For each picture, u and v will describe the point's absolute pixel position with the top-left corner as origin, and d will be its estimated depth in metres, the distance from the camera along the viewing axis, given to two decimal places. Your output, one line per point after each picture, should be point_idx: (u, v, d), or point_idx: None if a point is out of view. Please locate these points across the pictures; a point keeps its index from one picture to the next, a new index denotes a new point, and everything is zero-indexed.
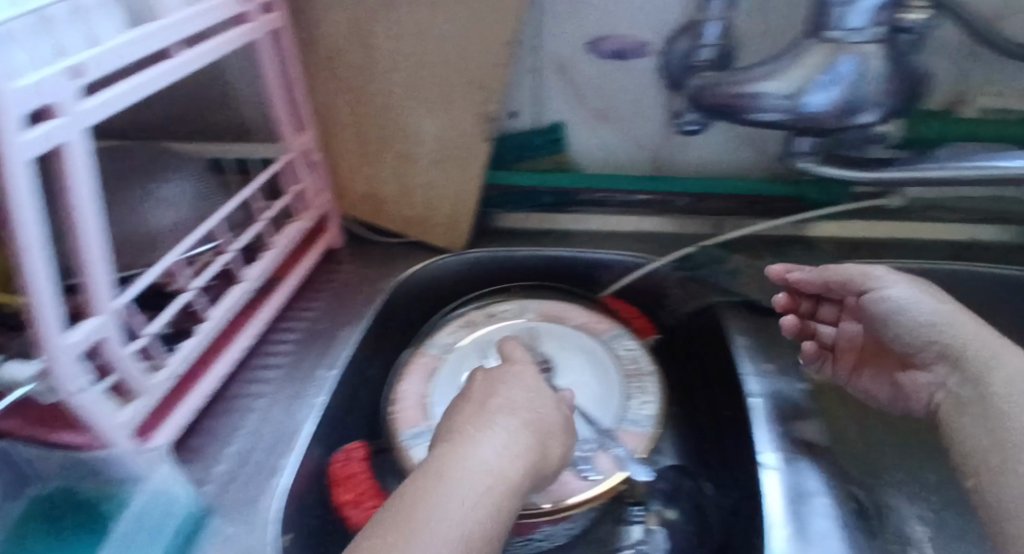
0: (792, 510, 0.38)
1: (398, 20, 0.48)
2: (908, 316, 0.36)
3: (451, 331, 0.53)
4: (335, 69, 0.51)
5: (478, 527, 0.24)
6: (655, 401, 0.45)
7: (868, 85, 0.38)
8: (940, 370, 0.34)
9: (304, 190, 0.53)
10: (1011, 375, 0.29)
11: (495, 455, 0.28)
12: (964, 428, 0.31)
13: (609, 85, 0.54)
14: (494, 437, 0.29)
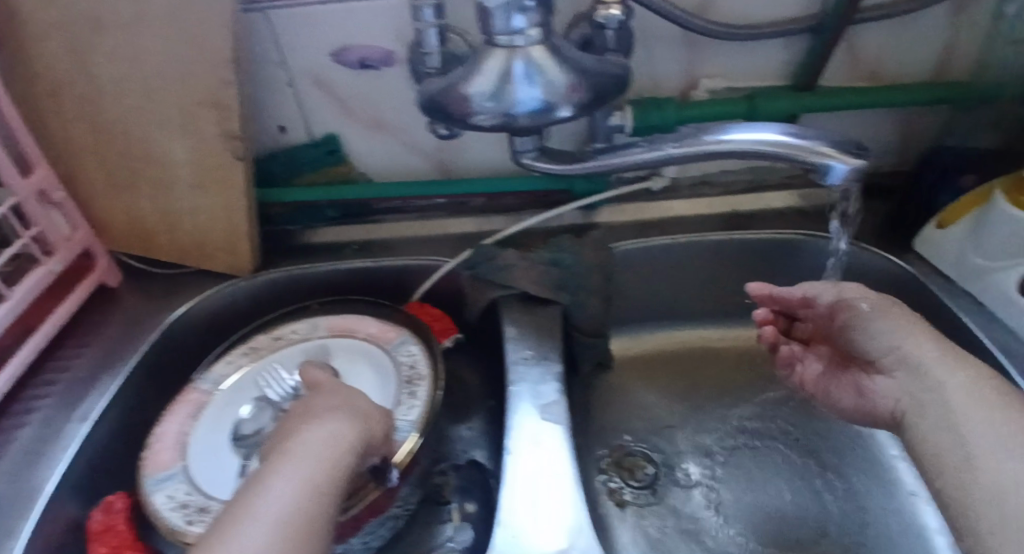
0: (532, 500, 0.39)
1: (111, 47, 0.47)
2: (877, 336, 0.41)
3: (229, 362, 0.53)
4: (61, 101, 0.49)
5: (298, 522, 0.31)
6: (422, 406, 0.46)
7: (557, 81, 0.39)
8: (899, 376, 0.40)
9: (46, 231, 0.50)
10: (957, 390, 0.36)
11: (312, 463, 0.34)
12: (931, 437, 0.36)
13: (363, 96, 0.54)
14: (307, 458, 0.35)
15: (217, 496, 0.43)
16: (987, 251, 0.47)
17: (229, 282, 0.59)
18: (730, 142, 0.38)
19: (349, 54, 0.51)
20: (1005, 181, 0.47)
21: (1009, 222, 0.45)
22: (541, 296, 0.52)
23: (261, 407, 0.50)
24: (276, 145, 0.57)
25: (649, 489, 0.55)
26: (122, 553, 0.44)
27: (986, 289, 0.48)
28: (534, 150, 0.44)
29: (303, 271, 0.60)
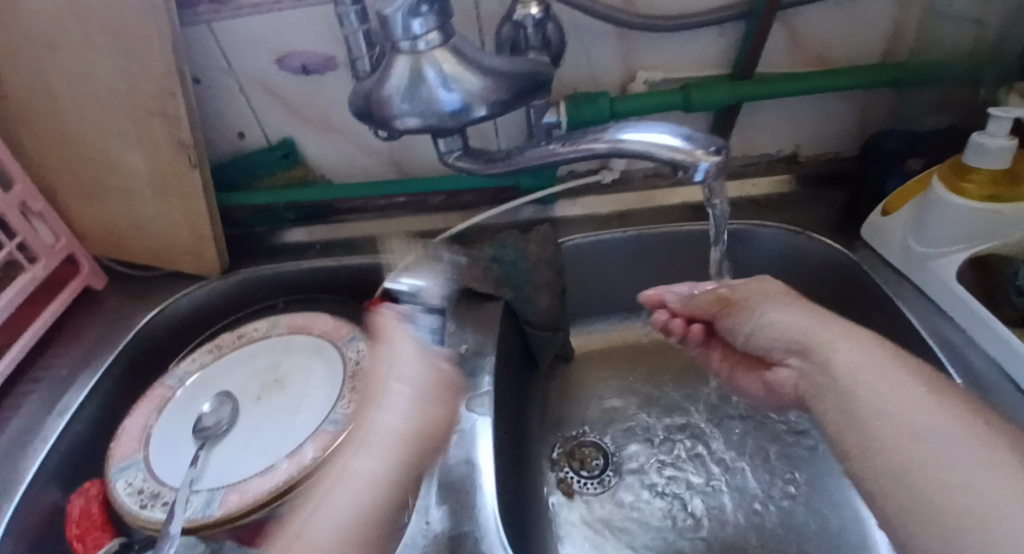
0: (462, 479, 0.40)
1: (72, 66, 0.51)
2: (782, 325, 0.43)
3: (194, 359, 0.56)
4: (30, 116, 0.54)
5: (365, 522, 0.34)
6: (359, 399, 0.48)
7: (469, 82, 0.39)
8: (809, 364, 0.41)
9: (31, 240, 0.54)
10: (863, 370, 0.37)
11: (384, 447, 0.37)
12: (838, 416, 0.37)
13: (311, 100, 0.58)
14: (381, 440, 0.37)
15: (170, 482, 0.46)
16: (929, 238, 0.48)
17: (197, 284, 0.62)
18: (622, 143, 0.36)
19: (291, 61, 0.55)
20: (944, 168, 0.47)
21: (945, 207, 0.45)
22: (485, 292, 0.54)
23: (221, 401, 0.52)
24: (235, 151, 0.62)
25: (599, 479, 0.55)
26: (91, 535, 0.47)
27: (927, 275, 0.48)
28: (458, 149, 0.44)
29: (271, 272, 0.63)
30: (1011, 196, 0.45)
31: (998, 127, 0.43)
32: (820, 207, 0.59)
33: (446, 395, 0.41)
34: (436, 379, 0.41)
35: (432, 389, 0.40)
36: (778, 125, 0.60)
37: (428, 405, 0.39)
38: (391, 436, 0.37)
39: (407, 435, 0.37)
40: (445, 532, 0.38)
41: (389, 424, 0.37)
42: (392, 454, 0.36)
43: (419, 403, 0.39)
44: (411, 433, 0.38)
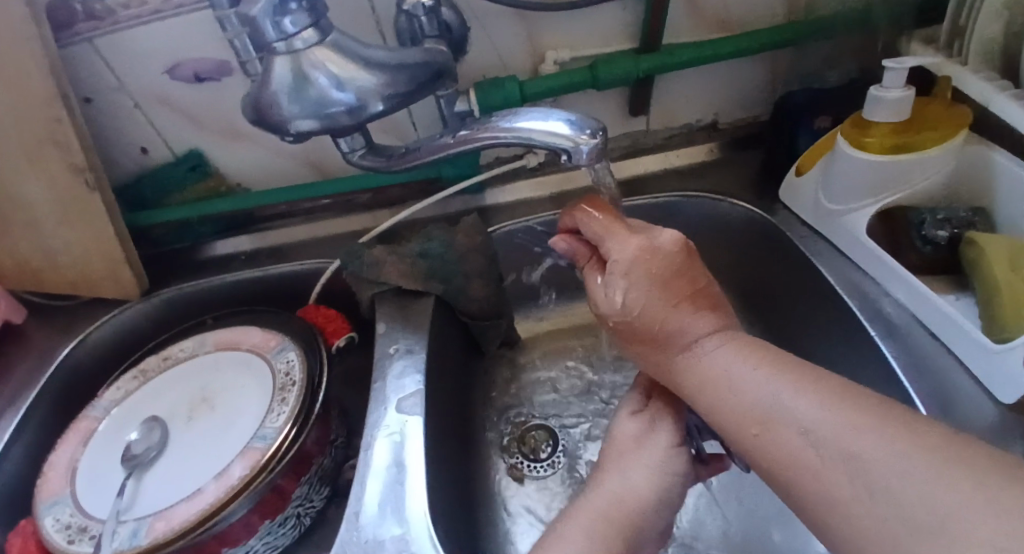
0: (394, 484, 0.40)
1: None
2: None
3: (120, 387, 0.54)
4: None
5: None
6: (289, 412, 0.47)
7: (360, 78, 0.38)
8: None
9: None
10: None
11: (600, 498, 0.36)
12: None
13: (213, 109, 0.56)
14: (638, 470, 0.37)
15: (98, 514, 0.44)
16: (838, 195, 0.50)
17: (119, 308, 0.60)
18: (514, 131, 0.35)
19: (182, 69, 0.53)
20: (845, 125, 0.49)
21: (851, 163, 0.47)
22: (413, 289, 0.53)
23: (149, 425, 0.50)
24: (141, 168, 0.59)
25: (548, 462, 0.55)
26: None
27: (840, 231, 0.50)
28: (360, 148, 0.43)
29: (196, 288, 0.61)
30: (910, 146, 0.47)
31: (891, 80, 0.45)
32: (740, 174, 0.61)
33: (656, 434, 0.39)
34: (638, 428, 0.39)
35: (624, 454, 0.38)
36: (691, 93, 0.60)
37: (661, 459, 0.37)
38: (595, 517, 0.35)
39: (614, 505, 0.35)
40: (376, 536, 0.37)
41: (593, 500, 0.36)
42: (604, 525, 0.34)
43: (643, 465, 0.37)
44: (629, 501, 0.36)
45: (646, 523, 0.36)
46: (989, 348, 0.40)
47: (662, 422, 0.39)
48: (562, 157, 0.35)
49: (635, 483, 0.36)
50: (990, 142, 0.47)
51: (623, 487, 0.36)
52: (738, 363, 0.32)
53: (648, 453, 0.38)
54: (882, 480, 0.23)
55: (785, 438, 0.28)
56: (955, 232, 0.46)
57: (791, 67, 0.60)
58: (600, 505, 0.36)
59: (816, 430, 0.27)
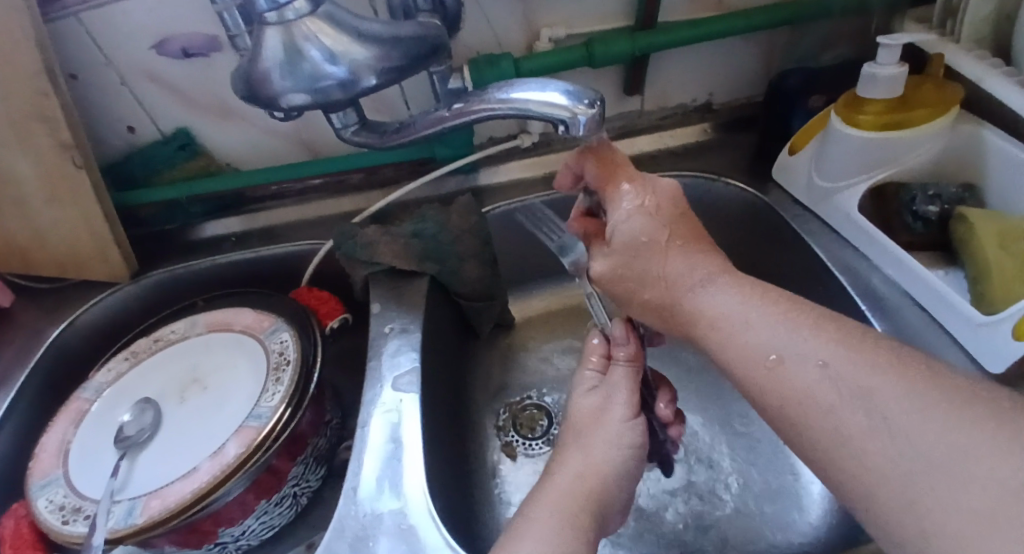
0: (391, 460, 0.40)
1: None
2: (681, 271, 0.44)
3: (110, 368, 0.54)
4: None
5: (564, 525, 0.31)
6: (284, 390, 0.47)
7: (353, 51, 0.37)
8: None
9: None
10: None
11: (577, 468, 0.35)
12: None
13: (202, 85, 0.55)
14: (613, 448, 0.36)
15: (92, 495, 0.44)
16: (830, 173, 0.50)
17: (108, 291, 0.59)
18: (510, 102, 0.35)
19: (171, 44, 0.52)
20: (839, 103, 0.49)
21: (845, 140, 0.48)
22: (407, 269, 0.53)
23: (142, 407, 0.50)
24: (128, 147, 0.58)
25: (543, 440, 0.55)
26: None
27: (831, 209, 0.51)
28: (354, 124, 0.42)
29: (186, 269, 0.60)
30: (904, 123, 0.48)
31: (886, 58, 0.46)
32: (736, 153, 0.61)
33: (614, 407, 0.39)
34: (596, 407, 0.39)
35: (584, 432, 0.38)
36: (686, 72, 0.60)
37: (620, 431, 0.37)
38: (563, 490, 0.34)
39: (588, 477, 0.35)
40: (374, 510, 0.38)
41: (557, 475, 0.35)
42: (579, 497, 0.33)
43: (604, 440, 0.37)
44: (595, 475, 0.35)
45: (610, 496, 0.35)
46: (977, 322, 0.40)
47: (621, 395, 0.39)
48: (561, 129, 0.35)
49: (597, 458, 0.36)
50: (981, 121, 0.48)
51: (589, 461, 0.36)
52: (744, 305, 0.33)
53: (617, 432, 0.37)
54: (901, 421, 0.24)
55: (798, 372, 0.28)
56: (946, 209, 0.47)
57: (784, 48, 0.60)
58: (566, 479, 0.35)
59: (835, 363, 0.28)
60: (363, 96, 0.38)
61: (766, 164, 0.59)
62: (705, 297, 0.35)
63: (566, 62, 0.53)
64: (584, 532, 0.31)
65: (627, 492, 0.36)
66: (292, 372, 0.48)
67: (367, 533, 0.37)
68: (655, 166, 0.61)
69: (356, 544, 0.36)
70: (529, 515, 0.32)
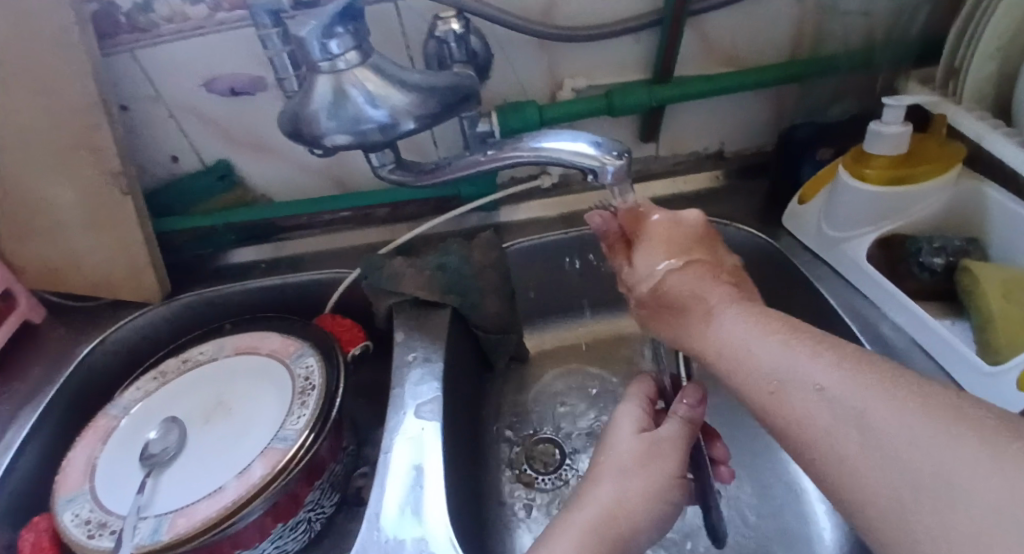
0: (415, 487, 0.41)
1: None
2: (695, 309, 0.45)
3: (138, 388, 0.55)
4: None
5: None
6: (309, 414, 0.49)
7: (394, 97, 0.39)
8: None
9: None
10: None
11: (602, 500, 0.37)
12: None
13: (243, 121, 0.59)
14: (642, 485, 0.37)
15: (118, 511, 0.45)
16: (838, 223, 0.53)
17: (138, 312, 0.61)
18: (541, 151, 0.37)
19: (219, 83, 0.56)
20: (846, 157, 0.52)
21: (851, 193, 0.51)
22: (430, 300, 0.55)
23: (167, 426, 0.51)
24: (168, 175, 0.61)
25: (557, 475, 0.56)
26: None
27: (840, 256, 0.53)
28: (390, 163, 0.45)
29: (216, 294, 0.63)
30: (910, 178, 0.50)
31: (891, 117, 0.49)
32: (747, 200, 0.64)
33: (661, 456, 0.39)
34: (642, 448, 0.39)
35: (633, 471, 0.38)
36: (699, 122, 0.63)
37: (660, 476, 0.38)
38: (585, 532, 0.35)
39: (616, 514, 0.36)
40: (396, 536, 0.39)
41: (591, 510, 0.36)
42: (596, 533, 0.35)
43: (632, 471, 0.38)
44: (622, 512, 0.36)
45: (631, 541, 0.36)
46: (984, 370, 0.42)
47: (667, 445, 0.40)
48: (588, 176, 0.37)
49: (624, 496, 0.37)
50: (983, 179, 0.50)
51: (619, 500, 0.37)
52: (757, 333, 0.34)
53: (650, 470, 0.38)
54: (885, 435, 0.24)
55: (801, 400, 0.28)
56: (951, 260, 0.49)
57: (793, 103, 0.63)
58: (587, 505, 0.36)
59: (832, 387, 0.27)
60: (401, 138, 0.41)
61: (775, 211, 0.61)
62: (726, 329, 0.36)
63: (588, 111, 0.56)
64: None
65: (649, 539, 0.37)
66: (319, 396, 0.50)
67: None
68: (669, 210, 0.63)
69: None
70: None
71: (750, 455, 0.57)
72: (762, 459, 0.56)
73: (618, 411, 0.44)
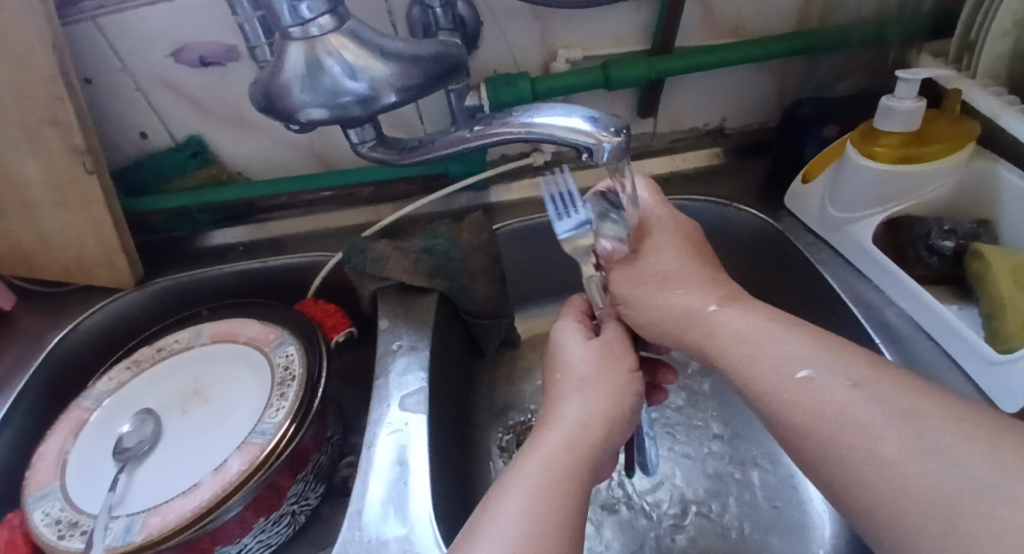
0: (397, 485, 0.39)
1: None
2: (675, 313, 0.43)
3: (111, 377, 0.53)
4: None
5: (558, 482, 0.30)
6: (289, 407, 0.46)
7: (374, 68, 0.36)
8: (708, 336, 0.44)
9: None
10: None
11: (571, 424, 0.34)
12: None
13: (216, 95, 0.55)
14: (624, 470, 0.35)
15: (89, 510, 0.43)
16: (844, 204, 0.51)
17: (111, 298, 0.58)
18: (533, 126, 0.35)
19: (188, 54, 0.52)
20: (855, 133, 0.49)
21: (861, 173, 0.48)
22: (417, 286, 0.52)
23: (142, 418, 0.49)
24: (139, 152, 0.58)
25: None
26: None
27: (845, 239, 0.51)
28: (371, 139, 0.42)
29: (192, 278, 0.60)
30: (919, 157, 0.48)
31: (905, 91, 0.46)
32: (749, 179, 0.61)
33: (616, 360, 0.39)
34: (596, 357, 0.39)
35: (592, 383, 0.37)
36: (699, 97, 0.61)
37: (624, 388, 0.37)
38: (562, 443, 0.33)
39: (588, 424, 0.34)
40: (380, 535, 0.37)
41: (557, 431, 0.34)
42: (568, 453, 0.32)
43: (605, 393, 0.36)
44: (594, 428, 0.34)
45: (607, 448, 0.34)
46: (992, 359, 0.40)
47: (618, 352, 0.39)
48: (584, 154, 0.35)
49: (595, 412, 0.35)
50: (996, 158, 0.48)
51: (592, 414, 0.35)
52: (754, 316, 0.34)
53: (609, 381, 0.37)
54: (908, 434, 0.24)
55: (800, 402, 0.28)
56: (961, 244, 0.47)
57: (798, 78, 0.61)
58: (562, 435, 0.34)
59: None
60: (382, 112, 0.38)
61: (778, 191, 0.59)
62: (722, 319, 0.36)
63: (585, 82, 0.53)
64: (573, 483, 0.30)
65: None
66: (300, 387, 0.47)
67: None
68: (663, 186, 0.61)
69: None
70: (520, 467, 0.31)
71: (742, 434, 0.55)
72: (755, 439, 0.55)
73: (557, 326, 0.43)
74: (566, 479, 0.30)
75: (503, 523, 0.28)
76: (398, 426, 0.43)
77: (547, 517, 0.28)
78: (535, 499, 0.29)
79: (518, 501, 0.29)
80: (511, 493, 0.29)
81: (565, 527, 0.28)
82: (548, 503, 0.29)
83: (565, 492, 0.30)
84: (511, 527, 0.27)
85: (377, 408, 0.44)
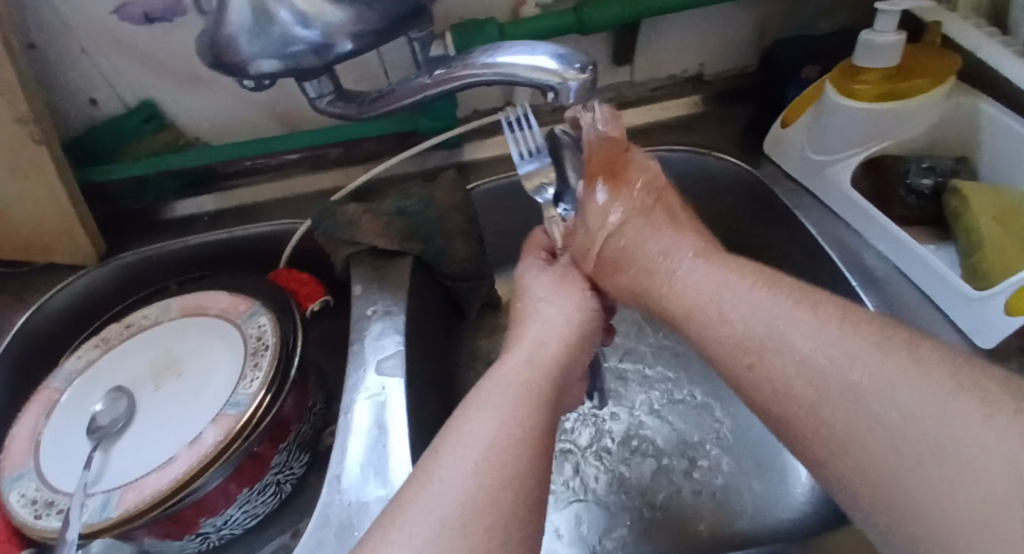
0: (373, 446, 0.39)
1: None
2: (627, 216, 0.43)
3: (80, 355, 0.51)
4: None
5: (517, 401, 0.30)
6: (263, 376, 0.45)
7: (326, 13, 0.34)
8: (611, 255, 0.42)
9: None
10: None
11: (534, 353, 0.35)
12: None
13: (167, 54, 0.53)
14: None
15: (65, 487, 0.42)
16: (825, 146, 0.50)
17: (74, 275, 0.56)
18: (497, 67, 0.33)
19: (131, 9, 0.50)
20: (835, 71, 0.48)
21: (839, 111, 0.47)
22: (391, 248, 0.51)
23: (114, 395, 0.47)
24: (91, 120, 0.55)
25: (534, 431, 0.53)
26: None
27: (824, 181, 0.50)
28: (330, 93, 0.40)
29: (157, 250, 0.58)
30: (899, 93, 0.47)
31: (885, 24, 0.45)
32: (730, 125, 0.60)
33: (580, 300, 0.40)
34: (557, 302, 0.40)
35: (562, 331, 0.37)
36: (675, 41, 0.59)
37: (580, 313, 0.38)
38: (523, 362, 0.34)
39: (551, 355, 0.35)
40: (360, 498, 0.36)
41: (516, 357, 0.34)
42: (539, 380, 0.33)
43: (566, 330, 0.37)
44: (557, 358, 0.35)
45: (564, 373, 0.35)
46: (969, 296, 0.40)
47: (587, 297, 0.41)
48: (551, 95, 0.33)
49: (555, 352, 0.35)
50: (978, 92, 0.47)
51: (565, 348, 0.35)
52: None
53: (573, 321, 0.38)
54: None
55: None
56: (941, 182, 0.46)
57: (776, 19, 0.59)
58: (522, 359, 0.34)
59: None
60: (338, 61, 0.35)
61: (758, 138, 0.58)
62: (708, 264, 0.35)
63: (557, 28, 0.51)
64: (538, 401, 0.31)
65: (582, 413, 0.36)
66: (274, 354, 0.46)
67: (352, 522, 0.35)
68: (643, 137, 0.60)
69: (341, 533, 0.35)
70: (483, 390, 0.31)
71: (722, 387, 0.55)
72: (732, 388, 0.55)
73: (521, 266, 0.45)
74: (528, 398, 0.31)
75: (473, 449, 0.27)
76: (378, 390, 0.42)
77: (513, 439, 0.28)
78: (506, 423, 0.29)
79: (484, 416, 0.29)
80: (478, 415, 0.29)
81: (542, 454, 0.28)
82: (511, 429, 0.28)
83: (532, 416, 0.30)
84: (481, 465, 0.26)
85: (355, 370, 0.43)
